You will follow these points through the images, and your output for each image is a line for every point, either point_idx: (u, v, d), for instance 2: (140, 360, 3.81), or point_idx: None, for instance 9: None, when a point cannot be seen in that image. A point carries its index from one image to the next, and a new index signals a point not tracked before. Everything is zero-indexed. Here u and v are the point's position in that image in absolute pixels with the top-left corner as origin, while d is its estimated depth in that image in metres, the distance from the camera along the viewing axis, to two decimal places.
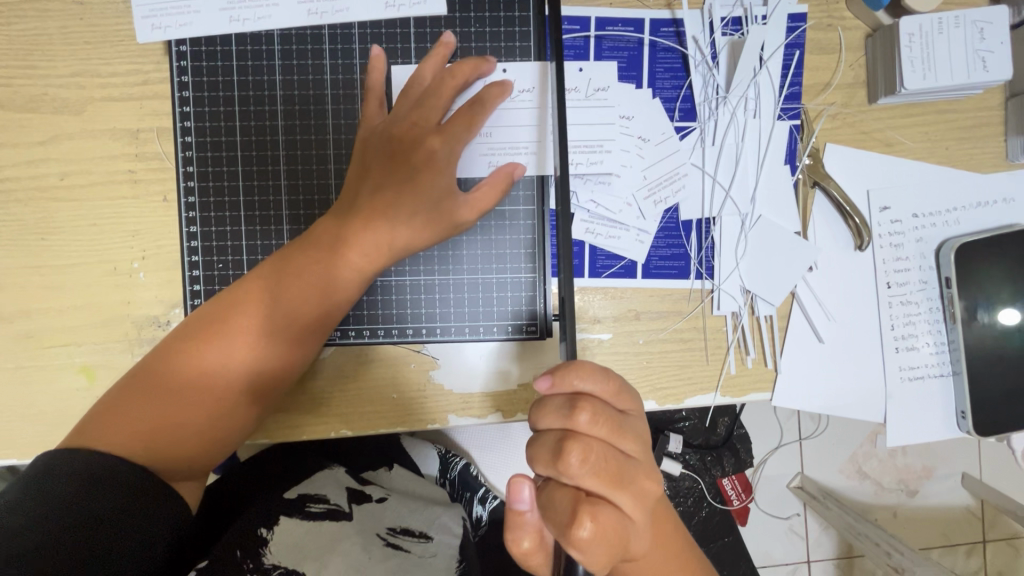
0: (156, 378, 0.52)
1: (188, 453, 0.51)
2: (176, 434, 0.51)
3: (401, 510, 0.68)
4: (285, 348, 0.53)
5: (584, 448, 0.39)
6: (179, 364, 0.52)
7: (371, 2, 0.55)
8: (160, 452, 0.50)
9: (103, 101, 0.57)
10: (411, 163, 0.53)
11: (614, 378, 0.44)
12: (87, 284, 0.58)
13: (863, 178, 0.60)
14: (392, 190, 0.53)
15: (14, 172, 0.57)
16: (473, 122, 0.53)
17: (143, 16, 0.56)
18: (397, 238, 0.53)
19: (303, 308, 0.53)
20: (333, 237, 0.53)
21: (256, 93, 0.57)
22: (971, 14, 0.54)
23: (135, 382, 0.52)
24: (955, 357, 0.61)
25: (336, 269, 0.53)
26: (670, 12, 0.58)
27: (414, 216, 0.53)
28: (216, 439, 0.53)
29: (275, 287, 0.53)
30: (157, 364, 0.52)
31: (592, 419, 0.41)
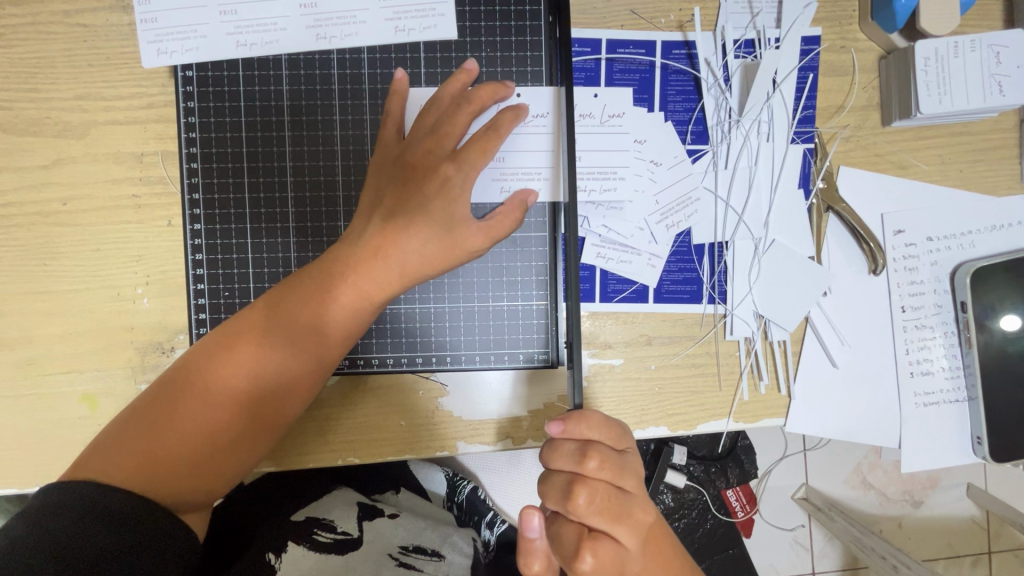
0: (162, 406, 0.51)
1: (190, 484, 0.50)
2: (180, 465, 0.50)
3: (413, 529, 0.68)
4: (292, 377, 0.52)
5: (591, 491, 0.41)
6: (186, 394, 0.51)
7: (380, 26, 0.54)
8: (166, 485, 0.49)
9: (108, 125, 0.56)
10: (423, 190, 0.51)
11: (615, 423, 0.44)
12: (90, 311, 0.57)
13: (877, 202, 0.59)
14: (402, 218, 0.51)
15: (16, 197, 0.57)
16: (487, 149, 0.51)
17: (147, 40, 0.55)
18: (408, 266, 0.52)
19: (312, 337, 0.52)
20: (342, 264, 0.52)
21: (263, 118, 0.56)
22: (987, 38, 0.54)
23: (141, 412, 0.51)
24: (971, 382, 0.60)
25: (345, 297, 0.52)
26: (682, 34, 0.57)
27: (426, 244, 0.51)
28: (220, 470, 0.52)
29: (284, 314, 0.52)
30: (164, 394, 0.51)
31: (601, 464, 0.42)
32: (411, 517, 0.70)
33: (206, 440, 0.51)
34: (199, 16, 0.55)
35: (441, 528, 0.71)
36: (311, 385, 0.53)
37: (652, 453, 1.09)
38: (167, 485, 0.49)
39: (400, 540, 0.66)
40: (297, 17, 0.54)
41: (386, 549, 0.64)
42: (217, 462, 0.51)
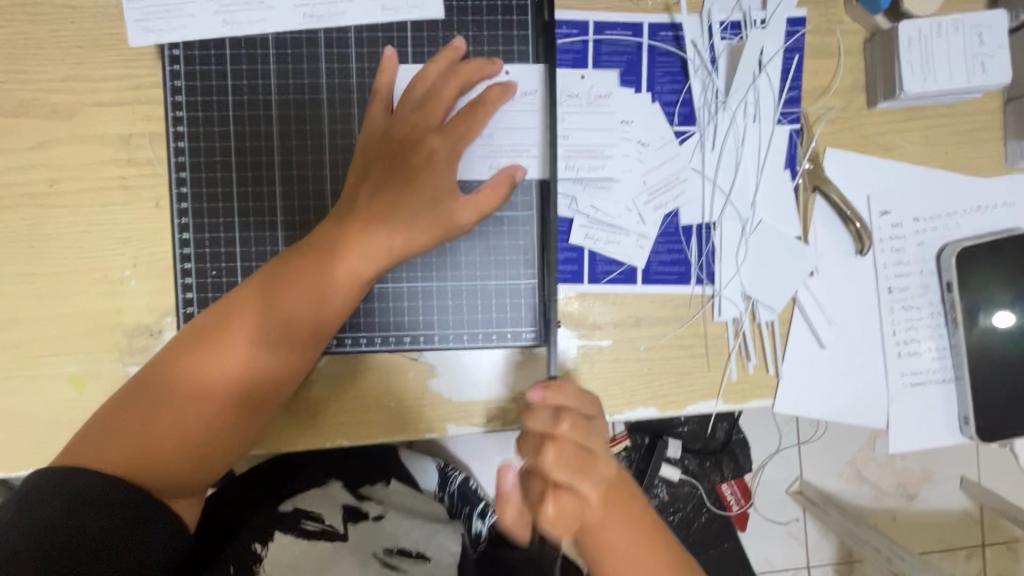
0: (151, 389, 0.51)
1: (185, 463, 0.51)
2: (174, 446, 0.50)
3: (399, 529, 0.67)
4: (282, 354, 0.53)
5: (560, 448, 0.44)
6: (175, 376, 0.51)
7: (368, 5, 0.55)
8: (158, 467, 0.50)
9: (95, 106, 0.56)
10: (410, 162, 0.53)
11: (587, 392, 0.47)
12: (77, 293, 0.57)
13: (864, 182, 0.59)
14: (391, 192, 0.53)
15: (3, 178, 0.56)
16: (473, 124, 0.54)
17: (135, 20, 0.55)
18: (397, 243, 0.53)
19: (302, 313, 0.52)
20: (330, 241, 0.52)
21: (251, 97, 0.56)
22: (970, 18, 0.54)
23: (132, 394, 0.51)
24: (957, 362, 0.60)
25: (334, 273, 0.52)
26: (669, 16, 0.58)
27: (415, 218, 0.53)
28: (213, 450, 0.52)
29: (271, 293, 0.52)
30: (154, 376, 0.51)
31: (571, 427, 0.45)
32: (398, 515, 0.70)
33: (197, 421, 0.51)
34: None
35: (430, 524, 0.70)
36: (302, 361, 0.54)
37: (646, 446, 1.08)
38: (159, 467, 0.50)
39: (387, 535, 0.66)
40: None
41: (372, 544, 0.64)
42: (210, 441, 0.52)
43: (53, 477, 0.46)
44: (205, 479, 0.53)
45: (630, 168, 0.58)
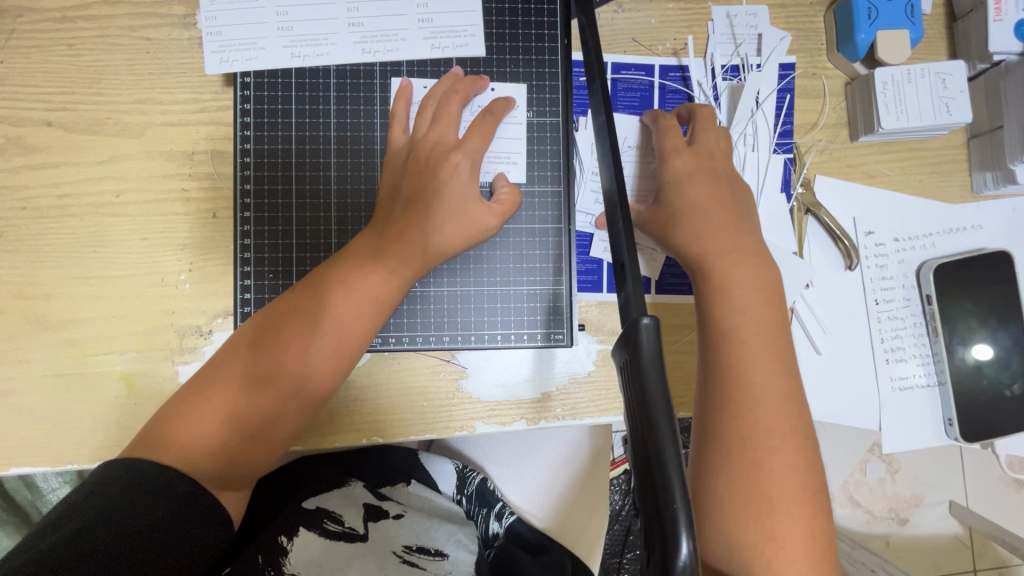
0: (196, 387, 0.55)
1: (227, 455, 0.53)
2: (217, 437, 0.53)
3: (416, 529, 0.71)
4: (317, 349, 0.55)
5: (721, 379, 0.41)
6: (226, 369, 0.55)
7: (420, 43, 0.62)
8: (216, 455, 0.53)
9: (163, 126, 0.62)
10: (436, 174, 0.58)
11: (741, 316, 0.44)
12: (133, 295, 0.61)
13: (850, 206, 0.67)
14: (422, 203, 0.57)
15: (72, 189, 0.61)
16: (486, 133, 0.59)
17: (212, 51, 0.61)
18: (431, 244, 0.57)
19: (334, 310, 0.56)
20: (370, 246, 0.57)
21: (311, 119, 0.62)
22: (935, 66, 0.63)
23: (189, 388, 0.55)
24: (940, 369, 0.67)
25: (367, 275, 0.56)
26: (677, 59, 0.66)
27: (446, 223, 0.57)
28: (253, 441, 0.54)
29: (306, 296, 0.57)
30: (206, 372, 0.55)
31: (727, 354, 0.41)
32: (415, 516, 0.73)
33: (236, 414, 0.54)
34: (259, 30, 0.61)
35: (445, 527, 0.73)
36: (333, 353, 0.56)
37: None
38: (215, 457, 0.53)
39: (404, 539, 0.68)
40: (345, 35, 0.62)
41: (390, 547, 0.67)
42: (252, 431, 0.54)
43: (118, 468, 0.49)
44: (251, 472, 0.55)
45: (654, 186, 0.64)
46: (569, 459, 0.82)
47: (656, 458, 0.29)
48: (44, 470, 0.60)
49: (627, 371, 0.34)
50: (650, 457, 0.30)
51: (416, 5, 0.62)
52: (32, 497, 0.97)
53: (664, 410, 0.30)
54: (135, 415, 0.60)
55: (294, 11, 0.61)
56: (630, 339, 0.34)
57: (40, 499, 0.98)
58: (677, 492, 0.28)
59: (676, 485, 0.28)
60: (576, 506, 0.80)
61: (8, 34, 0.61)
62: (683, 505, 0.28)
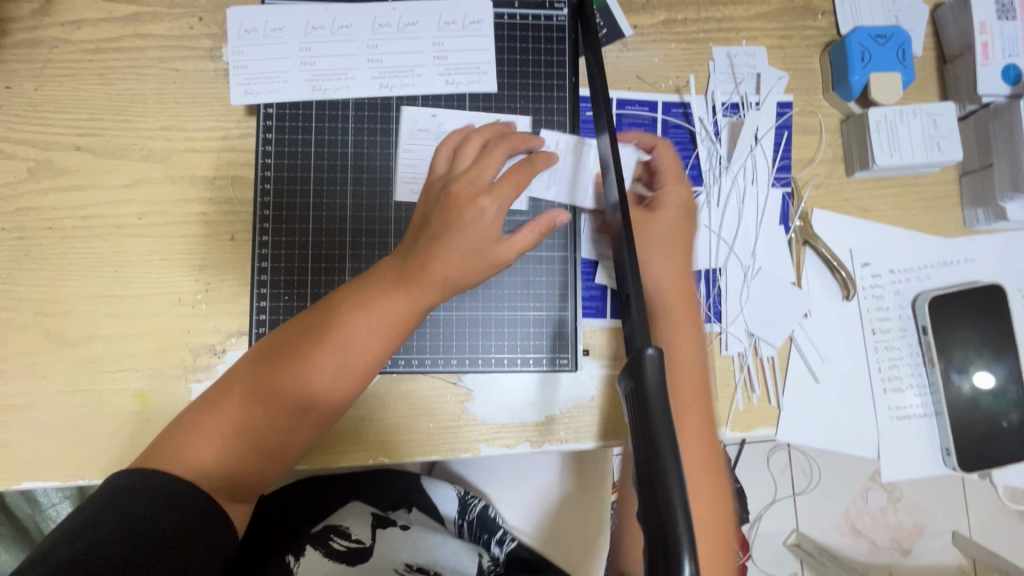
0: (215, 401, 0.56)
1: (233, 471, 0.55)
2: (224, 451, 0.55)
3: (420, 542, 0.70)
4: (329, 379, 0.57)
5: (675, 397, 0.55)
6: (244, 385, 0.57)
7: (434, 79, 0.65)
8: (218, 468, 0.54)
9: (186, 152, 0.65)
10: (461, 214, 0.57)
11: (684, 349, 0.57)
12: (150, 313, 0.63)
13: (847, 238, 0.69)
14: (444, 240, 0.57)
15: (96, 211, 0.64)
16: (519, 180, 0.58)
17: (238, 83, 0.64)
18: (445, 282, 0.58)
19: (351, 342, 0.57)
20: (389, 275, 0.59)
21: (331, 149, 0.65)
22: (926, 107, 0.65)
23: (207, 399, 0.57)
24: (936, 399, 0.68)
25: (382, 309, 0.58)
26: (679, 96, 0.69)
27: (463, 260, 0.58)
28: (257, 461, 0.56)
29: (326, 323, 0.58)
30: (226, 384, 0.57)
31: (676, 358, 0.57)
32: (420, 529, 0.73)
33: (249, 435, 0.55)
34: (283, 65, 0.64)
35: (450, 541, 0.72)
36: (342, 386, 0.57)
37: None
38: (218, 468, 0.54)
39: (408, 554, 0.67)
40: (364, 69, 0.65)
41: (393, 560, 0.65)
42: (257, 450, 0.56)
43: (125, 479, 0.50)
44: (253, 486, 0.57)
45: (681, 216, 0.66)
46: (559, 482, 0.84)
47: (660, 481, 0.30)
48: (56, 485, 0.61)
49: (632, 400, 0.35)
50: (654, 482, 0.31)
51: (431, 42, 0.65)
52: (32, 511, 0.97)
53: (667, 436, 0.32)
54: (147, 432, 0.62)
55: (316, 47, 0.65)
56: (636, 369, 0.35)
57: (40, 515, 0.97)
58: (678, 515, 0.29)
59: (678, 508, 0.30)
60: (561, 527, 0.83)
61: (43, 64, 0.64)
62: (685, 530, 0.29)
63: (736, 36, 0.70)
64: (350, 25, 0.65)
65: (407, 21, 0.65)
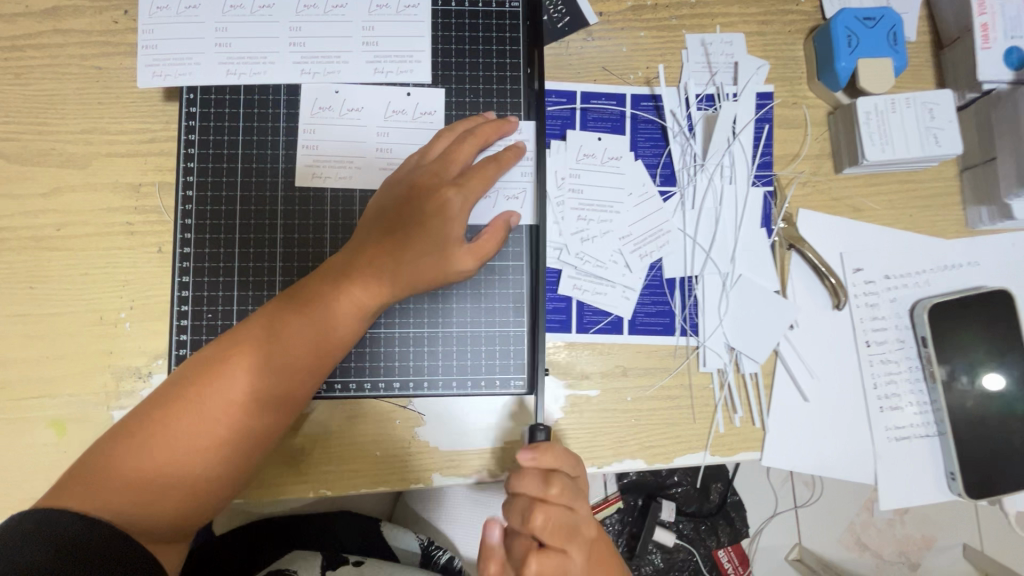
0: (148, 430, 0.47)
1: (159, 518, 0.46)
2: (169, 488, 0.46)
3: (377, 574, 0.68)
4: (276, 396, 0.50)
5: (548, 514, 0.45)
6: (168, 416, 0.47)
7: (361, 67, 0.56)
8: (136, 512, 0.45)
9: (110, 157, 0.60)
10: (421, 208, 0.53)
11: (569, 454, 0.50)
12: (69, 333, 0.58)
13: (835, 242, 0.63)
14: (403, 236, 0.53)
15: (11, 222, 0.58)
16: (487, 177, 0.54)
17: (146, 64, 0.55)
18: (402, 281, 0.53)
19: (319, 348, 0.51)
20: (341, 279, 0.52)
21: (260, 147, 0.56)
22: (921, 96, 0.59)
23: (119, 435, 0.47)
24: (939, 417, 0.61)
25: (349, 312, 0.52)
26: (650, 88, 0.63)
27: (421, 259, 0.53)
28: (188, 501, 0.47)
29: (282, 329, 0.50)
30: (141, 417, 0.48)
31: (562, 489, 0.46)
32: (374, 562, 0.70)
33: (202, 464, 0.47)
34: (196, 46, 0.55)
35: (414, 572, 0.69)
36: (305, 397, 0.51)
37: (640, 508, 1.11)
38: (138, 512, 0.45)
39: None
40: (286, 54, 0.56)
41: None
42: (185, 490, 0.47)
43: (38, 519, 0.40)
44: (183, 527, 0.47)
45: (637, 229, 0.61)
46: None
47: None
48: None
49: None
50: None
51: (362, 26, 0.56)
52: None
53: None
54: (67, 464, 0.56)
55: (234, 27, 0.56)
56: None
57: None
58: None
59: None
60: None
61: None
62: None
63: (712, 22, 0.64)
64: (272, 5, 0.56)
65: (336, 2, 0.56)
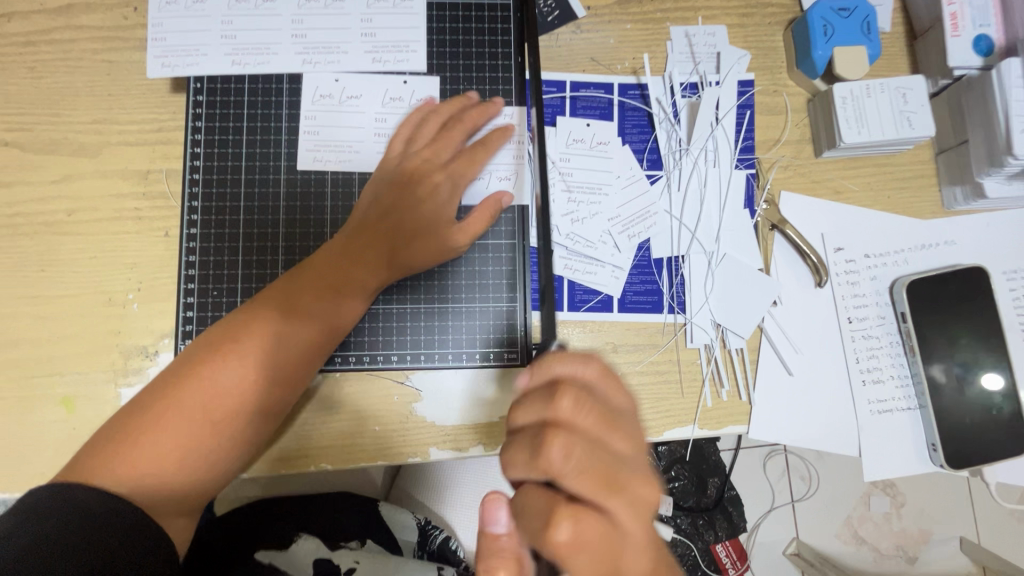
0: (156, 409, 0.49)
1: (169, 495, 0.48)
2: (180, 462, 0.48)
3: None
4: (282, 373, 0.52)
5: (570, 444, 0.38)
6: (176, 396, 0.49)
7: (360, 57, 0.59)
8: (149, 489, 0.46)
9: (119, 146, 0.62)
10: (413, 192, 0.56)
11: (595, 361, 0.43)
12: (78, 314, 0.60)
13: (816, 222, 0.65)
14: (397, 218, 0.56)
15: (24, 208, 0.61)
16: (476, 161, 0.57)
17: (155, 56, 0.58)
18: (398, 261, 0.56)
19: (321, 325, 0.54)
20: (341, 261, 0.55)
21: (263, 133, 0.59)
22: (894, 81, 0.62)
23: (128, 417, 0.49)
24: (919, 390, 0.63)
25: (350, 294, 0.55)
26: (636, 77, 0.66)
27: (417, 240, 0.56)
28: (199, 477, 0.49)
29: (285, 311, 0.53)
30: (149, 399, 0.49)
31: (575, 403, 0.39)
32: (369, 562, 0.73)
33: (211, 440, 0.49)
34: (202, 37, 0.58)
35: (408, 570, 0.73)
36: (308, 373, 0.53)
37: None
38: (150, 490, 0.47)
39: None
40: (288, 45, 0.59)
41: None
42: (195, 467, 0.49)
43: (57, 495, 0.42)
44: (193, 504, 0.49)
45: (626, 210, 0.64)
46: None
47: None
48: None
49: None
50: None
51: (360, 18, 0.59)
52: None
53: None
54: (75, 440, 0.58)
55: (239, 19, 0.58)
56: None
57: None
58: None
59: None
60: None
61: None
62: None
63: (695, 15, 0.67)
64: None
65: None
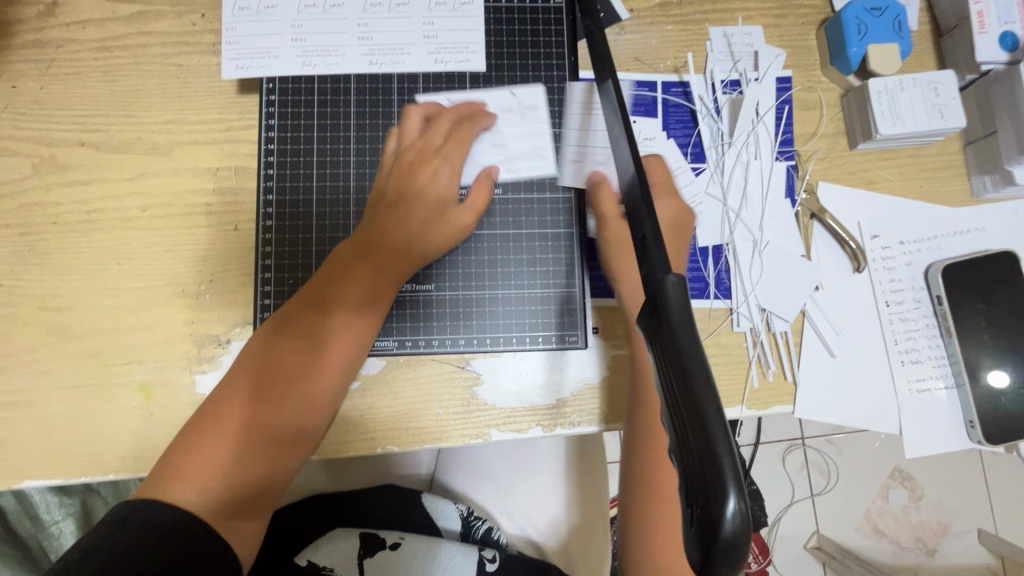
0: (206, 425, 0.54)
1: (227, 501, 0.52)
2: (233, 468, 0.53)
3: (413, 556, 0.77)
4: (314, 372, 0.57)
5: None
6: (224, 410, 0.55)
7: (423, 57, 0.64)
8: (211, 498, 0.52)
9: (190, 145, 0.65)
10: (416, 181, 0.61)
11: None
12: (153, 305, 0.63)
13: (853, 211, 0.68)
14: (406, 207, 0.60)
15: (100, 205, 0.64)
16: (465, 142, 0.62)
17: (229, 58, 0.63)
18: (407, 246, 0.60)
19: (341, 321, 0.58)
20: (353, 257, 0.59)
21: (333, 133, 0.64)
22: (926, 76, 0.65)
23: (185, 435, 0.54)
24: (956, 370, 0.66)
25: (366, 288, 0.59)
26: (678, 76, 0.69)
27: (425, 224, 0.60)
28: (252, 481, 0.54)
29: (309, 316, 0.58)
30: (201, 415, 0.55)
31: None
32: (410, 541, 0.79)
33: (256, 445, 0.54)
34: (274, 40, 0.63)
35: (446, 546, 0.78)
36: (332, 373, 0.57)
37: None
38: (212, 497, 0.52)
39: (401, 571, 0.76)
40: (355, 47, 0.64)
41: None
42: (248, 472, 0.54)
43: (135, 511, 0.49)
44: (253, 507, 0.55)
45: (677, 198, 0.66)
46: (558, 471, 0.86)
47: (699, 422, 0.28)
48: (58, 482, 0.60)
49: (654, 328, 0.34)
50: (692, 428, 0.28)
51: (423, 21, 0.64)
52: (34, 529, 1.00)
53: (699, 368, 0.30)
54: (152, 426, 0.60)
55: (309, 23, 0.63)
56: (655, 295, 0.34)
57: (42, 532, 1.00)
58: (722, 460, 0.27)
59: (726, 466, 0.27)
60: (582, 540, 0.84)
61: (49, 63, 0.65)
62: (730, 474, 0.27)
63: (733, 16, 0.71)
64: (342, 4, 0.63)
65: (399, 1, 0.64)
